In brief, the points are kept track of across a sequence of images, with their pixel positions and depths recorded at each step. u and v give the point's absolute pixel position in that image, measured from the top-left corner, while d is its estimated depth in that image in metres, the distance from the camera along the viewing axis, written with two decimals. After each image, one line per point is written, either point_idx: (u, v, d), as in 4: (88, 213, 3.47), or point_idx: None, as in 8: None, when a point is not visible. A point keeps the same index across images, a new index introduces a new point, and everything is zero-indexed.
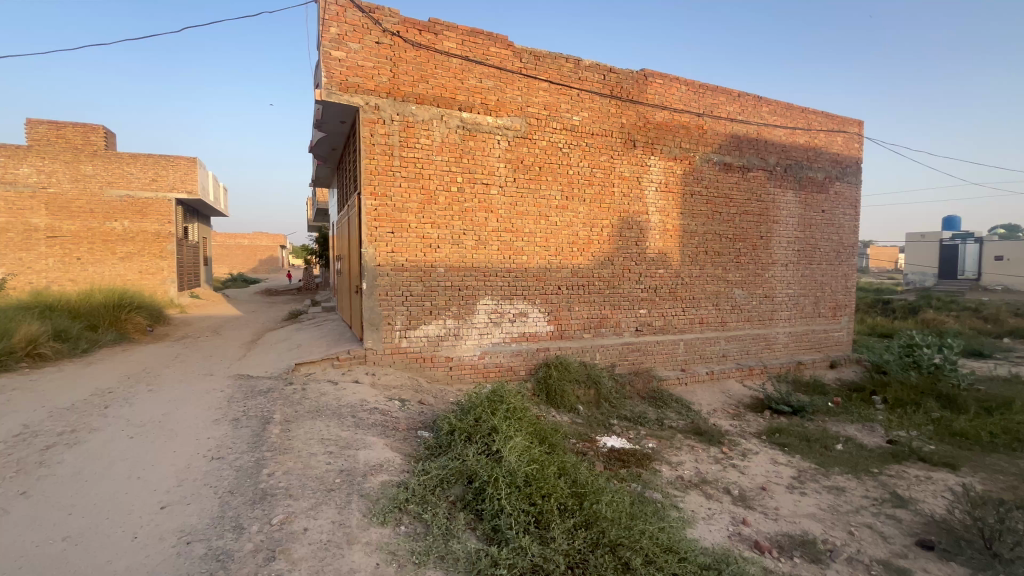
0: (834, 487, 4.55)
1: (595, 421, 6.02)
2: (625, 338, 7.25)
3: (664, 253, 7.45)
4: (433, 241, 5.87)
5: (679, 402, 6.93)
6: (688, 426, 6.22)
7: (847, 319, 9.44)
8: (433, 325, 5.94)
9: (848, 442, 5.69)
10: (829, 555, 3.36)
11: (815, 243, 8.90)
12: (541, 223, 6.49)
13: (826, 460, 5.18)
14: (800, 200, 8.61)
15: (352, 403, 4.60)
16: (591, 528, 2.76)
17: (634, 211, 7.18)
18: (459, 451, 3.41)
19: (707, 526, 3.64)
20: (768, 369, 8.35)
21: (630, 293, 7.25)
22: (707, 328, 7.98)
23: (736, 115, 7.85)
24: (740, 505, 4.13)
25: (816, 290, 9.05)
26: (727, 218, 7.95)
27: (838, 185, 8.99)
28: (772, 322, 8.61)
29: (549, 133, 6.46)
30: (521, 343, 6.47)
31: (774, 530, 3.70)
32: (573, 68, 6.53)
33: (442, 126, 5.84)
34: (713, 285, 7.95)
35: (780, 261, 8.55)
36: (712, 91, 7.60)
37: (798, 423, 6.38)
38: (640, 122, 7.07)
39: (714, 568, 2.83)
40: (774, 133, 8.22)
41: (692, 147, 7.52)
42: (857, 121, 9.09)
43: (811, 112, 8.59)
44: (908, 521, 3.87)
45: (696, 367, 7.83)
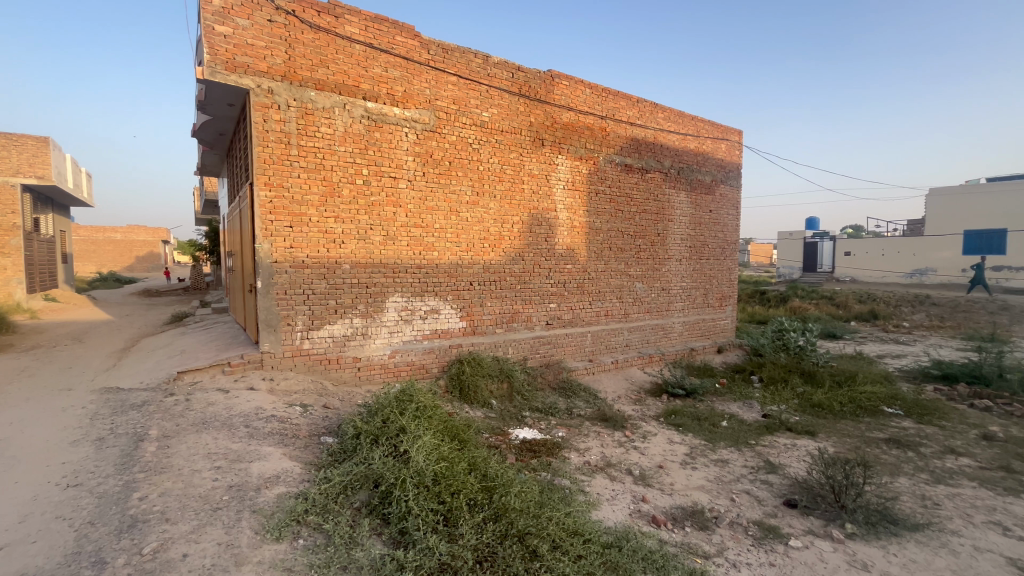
0: (720, 459, 5.05)
1: (507, 414, 6.11)
2: (537, 331, 7.45)
3: (571, 249, 7.75)
4: (337, 236, 5.56)
5: (587, 390, 7.26)
6: (595, 413, 6.55)
7: (730, 308, 10.51)
8: (338, 325, 5.63)
9: (732, 418, 6.35)
10: (714, 521, 3.72)
11: (704, 240, 9.78)
12: (452, 218, 6.44)
13: (714, 436, 5.73)
14: (691, 201, 9.40)
15: (245, 412, 4.22)
16: (500, 520, 2.80)
17: (543, 208, 7.37)
18: (365, 455, 3.27)
19: (610, 507, 3.85)
20: (666, 356, 9.05)
21: (540, 288, 7.45)
22: (612, 320, 8.44)
23: (636, 120, 8.37)
24: (641, 483, 4.43)
25: (705, 283, 9.96)
26: (628, 216, 8.46)
27: (722, 188, 9.94)
28: (668, 313, 9.33)
29: (458, 128, 6.39)
30: (433, 341, 6.38)
31: (669, 504, 4.02)
32: (482, 64, 6.52)
33: (345, 115, 5.54)
34: (617, 279, 8.43)
35: (674, 256, 9.28)
36: (614, 96, 8.02)
37: (691, 404, 6.99)
38: (547, 121, 7.26)
39: (615, 546, 3.01)
40: (668, 138, 8.88)
41: (596, 148, 7.88)
42: (737, 131, 10.10)
43: (699, 120, 9.40)
44: (778, 484, 4.41)
45: (602, 357, 8.26)
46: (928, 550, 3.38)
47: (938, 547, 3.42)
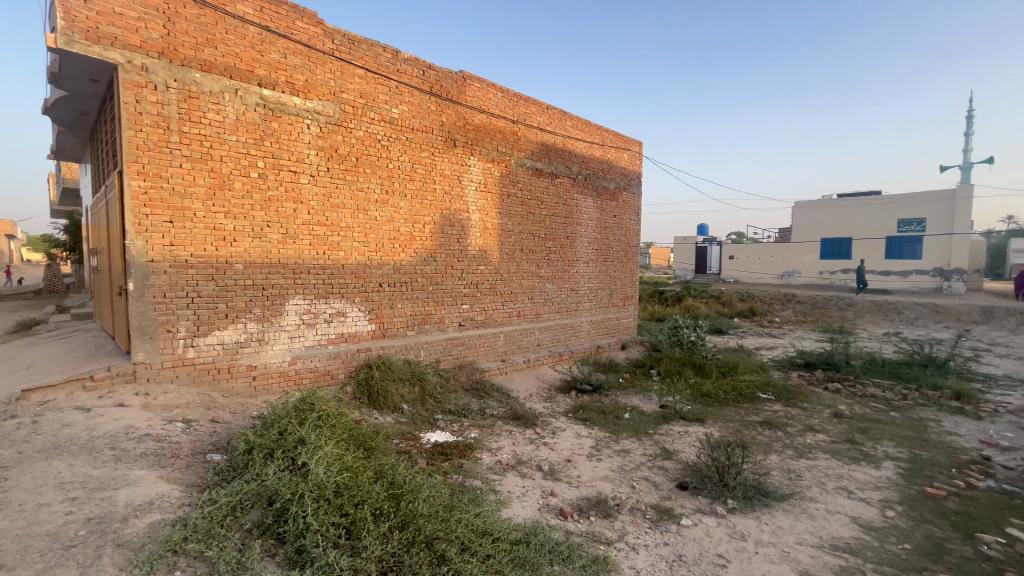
0: (622, 450, 5.37)
1: (419, 418, 5.97)
2: (449, 333, 7.39)
3: (484, 250, 7.80)
4: (227, 233, 5.08)
5: (500, 390, 7.33)
6: (507, 412, 6.63)
7: (632, 307, 11.23)
8: (229, 331, 5.13)
9: (633, 410, 6.78)
10: (616, 508, 3.94)
11: (609, 244, 10.36)
12: (359, 216, 6.17)
13: (618, 428, 6.09)
14: (597, 206, 9.91)
15: (111, 433, 3.68)
16: (406, 528, 2.73)
17: (455, 209, 7.33)
18: (257, 471, 3.01)
19: (519, 504, 3.92)
20: (574, 354, 9.44)
21: (452, 289, 7.39)
22: (524, 320, 8.63)
23: (545, 126, 8.63)
24: (550, 478, 4.57)
25: (610, 283, 10.54)
26: (539, 218, 8.70)
27: (625, 195, 10.60)
28: (577, 312, 9.74)
29: (366, 123, 6.14)
30: (339, 345, 6.06)
31: (576, 496, 4.19)
32: (391, 59, 6.33)
33: (237, 101, 5.08)
34: (529, 280, 8.63)
35: (582, 258, 9.71)
36: (525, 101, 8.20)
37: (597, 399, 7.35)
38: (459, 122, 7.24)
39: (523, 541, 3.07)
40: (576, 145, 9.27)
41: (508, 151, 8.01)
42: (638, 142, 10.83)
43: (604, 130, 9.93)
44: (672, 469, 4.79)
45: (514, 357, 8.41)
46: (792, 517, 3.86)
47: (800, 513, 3.92)
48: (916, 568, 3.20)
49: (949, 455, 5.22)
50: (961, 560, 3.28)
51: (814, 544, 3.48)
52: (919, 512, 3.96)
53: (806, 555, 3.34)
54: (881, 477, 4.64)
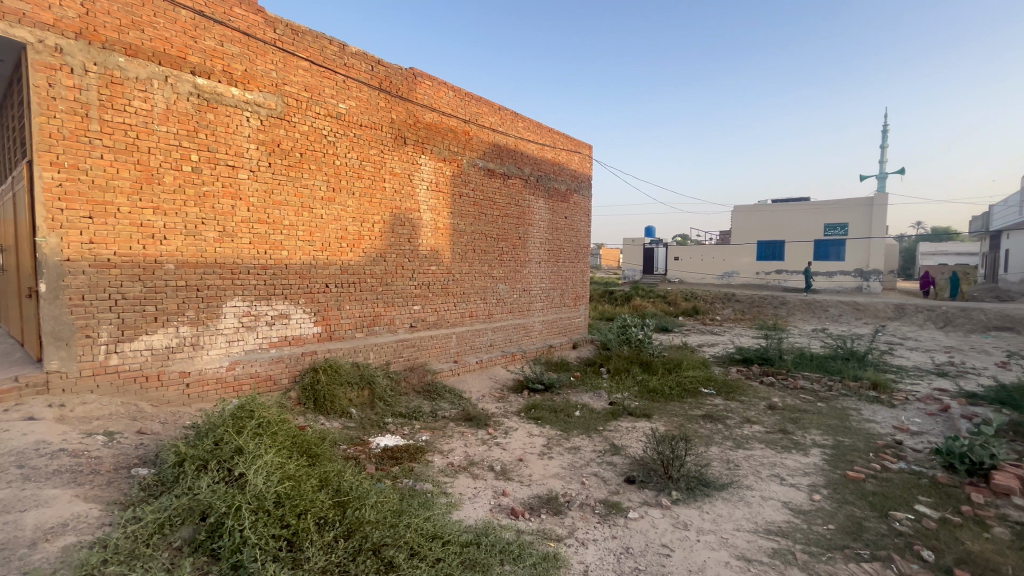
0: (573, 447, 5.46)
1: (368, 422, 5.81)
2: (400, 334, 7.25)
3: (436, 251, 7.71)
4: (156, 230, 4.73)
5: (452, 391, 7.26)
6: (460, 414, 6.58)
7: (583, 307, 11.46)
8: (159, 335, 4.78)
9: (584, 408, 6.92)
10: (566, 505, 4.01)
11: (560, 244, 10.52)
12: (304, 214, 5.93)
13: (568, 425, 6.19)
14: (549, 207, 10.04)
15: (18, 450, 3.33)
16: (352, 536, 2.66)
17: (406, 208, 7.21)
18: (189, 484, 2.83)
19: (471, 505, 3.91)
20: (527, 353, 9.50)
21: (403, 290, 7.26)
22: (477, 320, 8.60)
23: (497, 126, 8.64)
24: (502, 478, 4.57)
25: (562, 284, 10.71)
26: (491, 219, 8.70)
27: (576, 197, 10.81)
28: (529, 312, 9.83)
29: (311, 118, 5.92)
30: (282, 349, 5.79)
31: (527, 495, 4.22)
32: (337, 52, 6.13)
33: (167, 90, 4.74)
34: (481, 281, 8.61)
35: (534, 259, 9.82)
36: (477, 101, 8.17)
37: (549, 398, 7.45)
38: (410, 120, 7.12)
39: (474, 542, 3.06)
40: (528, 146, 9.35)
41: (460, 151, 7.96)
42: (588, 145, 11.06)
43: (555, 133, 10.07)
44: (620, 464, 4.93)
45: (467, 358, 8.36)
46: (731, 505, 4.07)
47: (737, 501, 4.14)
48: (839, 547, 3.46)
49: (867, 440, 5.69)
50: (877, 536, 3.58)
51: (750, 529, 3.68)
52: (842, 494, 4.29)
53: (743, 540, 3.53)
54: (809, 463, 4.99)
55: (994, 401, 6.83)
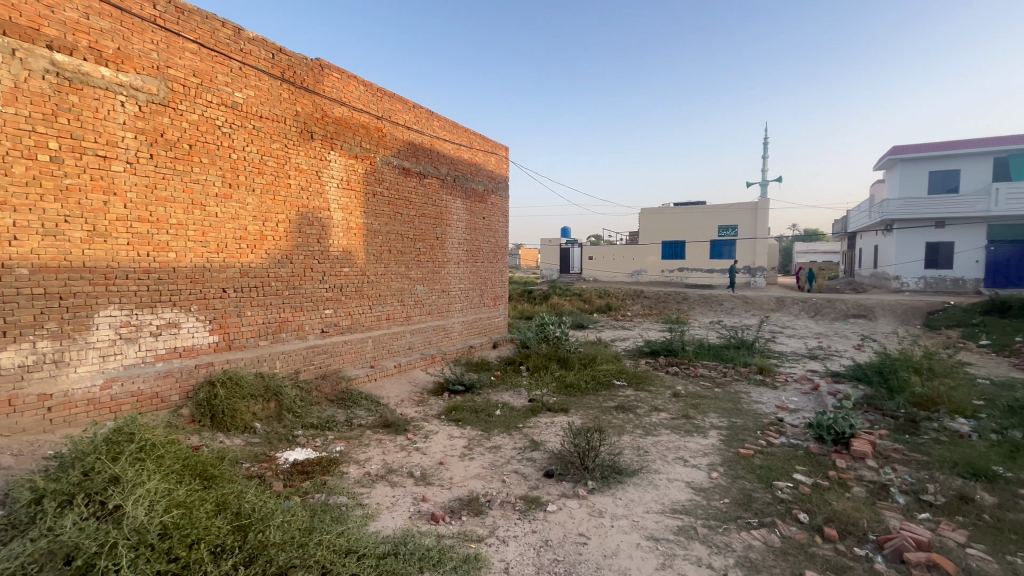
0: (494, 446, 5.50)
1: (275, 436, 5.40)
2: (310, 340, 6.82)
3: (348, 251, 7.37)
4: (3, 230, 4.02)
5: (369, 398, 6.97)
6: (377, 421, 6.34)
7: (503, 307, 11.58)
8: (9, 353, 4.07)
9: (504, 407, 6.99)
10: (487, 504, 4.03)
11: (479, 245, 10.55)
12: (195, 212, 5.37)
13: (489, 425, 6.22)
14: (466, 208, 10.02)
15: None
16: (254, 562, 2.46)
17: (315, 207, 6.81)
18: (51, 524, 2.44)
19: (388, 515, 3.78)
20: (447, 355, 9.40)
21: (313, 294, 6.84)
22: (393, 323, 8.34)
23: (413, 124, 8.44)
24: (422, 483, 4.48)
25: (481, 284, 10.74)
26: (407, 219, 8.49)
27: (493, 198, 10.88)
28: (448, 313, 9.74)
29: (201, 106, 5.37)
30: (171, 362, 5.20)
31: (448, 498, 4.17)
32: (232, 36, 5.62)
33: (14, 65, 4.04)
34: (398, 282, 8.37)
35: (452, 260, 9.74)
36: (390, 97, 7.92)
37: (470, 399, 7.43)
38: (317, 114, 6.72)
39: (392, 553, 2.97)
40: (444, 146, 9.25)
41: (373, 148, 7.68)
42: (504, 147, 11.17)
43: (472, 133, 10.05)
44: (540, 459, 5.05)
45: (384, 362, 8.08)
46: (641, 489, 4.33)
47: (647, 484, 4.42)
48: (733, 518, 3.81)
49: (755, 420, 6.35)
50: (764, 505, 4.01)
51: (658, 510, 3.94)
52: (735, 470, 4.74)
53: (652, 521, 3.78)
54: (707, 444, 5.46)
55: (852, 378, 7.95)
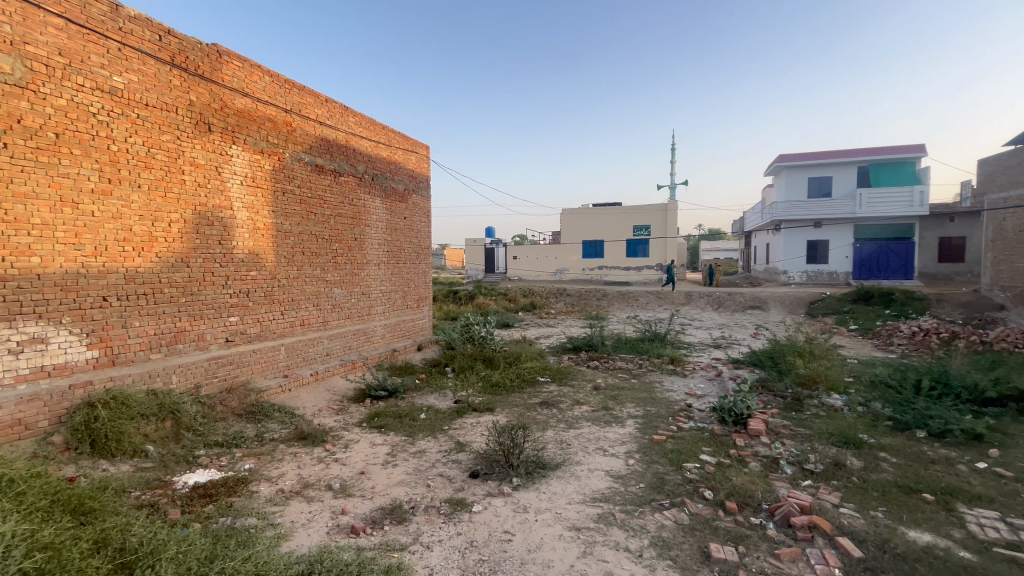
0: (419, 451, 5.39)
1: (171, 458, 4.87)
2: (212, 351, 6.24)
3: (255, 253, 6.84)
4: None
5: (282, 410, 6.51)
6: (292, 433, 5.94)
7: (426, 308, 11.38)
8: None
9: (429, 410, 6.87)
10: (411, 511, 3.93)
11: (400, 246, 10.29)
12: (65, 210, 4.71)
13: (413, 430, 6.09)
14: (386, 207, 9.72)
15: None
16: None
17: (215, 205, 6.26)
18: None
19: (304, 533, 3.56)
20: (368, 360, 9.04)
21: (214, 300, 6.28)
22: (308, 329, 7.88)
23: (326, 119, 8.03)
24: (341, 496, 4.27)
25: (404, 285, 10.47)
26: (321, 219, 8.06)
27: (414, 197, 10.66)
28: (369, 317, 9.39)
29: (70, 90, 4.71)
30: (37, 383, 4.52)
31: (369, 509, 4.02)
32: (109, 13, 4.99)
33: None
34: (312, 286, 7.92)
35: (372, 261, 9.41)
36: (299, 90, 7.47)
37: (393, 404, 7.22)
38: (214, 104, 6.17)
39: (307, 573, 2.81)
40: (360, 143, 8.90)
41: (281, 143, 7.20)
42: (425, 145, 10.96)
43: (391, 131, 9.76)
44: (465, 460, 5.02)
45: (299, 371, 7.61)
46: (564, 481, 4.46)
47: (569, 476, 4.57)
48: (648, 501, 4.05)
49: (668, 407, 6.79)
50: (675, 486, 4.31)
51: (579, 501, 4.09)
52: (649, 456, 5.04)
53: (574, 511, 3.90)
54: (625, 434, 5.75)
55: (749, 364, 8.78)
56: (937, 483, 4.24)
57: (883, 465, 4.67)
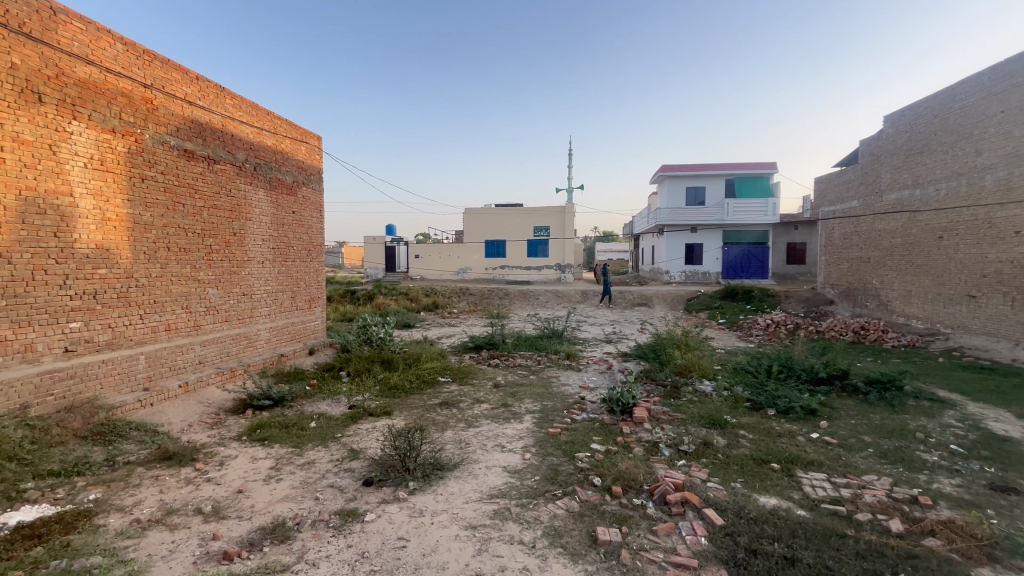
0: (307, 462, 5.03)
1: None
2: (45, 364, 5.25)
3: (105, 249, 5.89)
4: None
5: (141, 428, 5.67)
6: (153, 453, 5.20)
7: (319, 309, 10.68)
8: None
9: (320, 418, 6.45)
10: (296, 528, 3.66)
11: (288, 243, 9.53)
12: None
13: (301, 440, 5.67)
14: (270, 200, 8.93)
15: None
16: None
17: (49, 191, 5.27)
18: None
19: (163, 567, 3.14)
20: (250, 368, 8.22)
21: (48, 303, 5.29)
22: (176, 335, 6.97)
23: (196, 99, 7.16)
24: (212, 519, 3.84)
25: (292, 285, 9.72)
26: (192, 211, 7.17)
27: (304, 190, 9.95)
28: (251, 320, 8.56)
29: None
30: None
31: (246, 530, 3.66)
32: None
33: None
34: (180, 286, 7.01)
35: (254, 258, 8.59)
36: (162, 63, 6.58)
37: (280, 414, 6.67)
38: (47, 70, 5.19)
39: None
40: (240, 128, 8.07)
41: (139, 123, 6.27)
42: (316, 136, 10.27)
43: (277, 118, 8.98)
44: (358, 468, 4.80)
45: (164, 383, 6.69)
46: (461, 481, 4.46)
47: (467, 475, 4.57)
48: (542, 493, 4.19)
49: (563, 401, 7.10)
50: (567, 476, 4.51)
51: (476, 499, 4.10)
52: (545, 448, 5.22)
53: (470, 510, 3.91)
54: (522, 429, 5.90)
55: (635, 356, 9.50)
56: (781, 453, 4.95)
57: (742, 442, 5.33)
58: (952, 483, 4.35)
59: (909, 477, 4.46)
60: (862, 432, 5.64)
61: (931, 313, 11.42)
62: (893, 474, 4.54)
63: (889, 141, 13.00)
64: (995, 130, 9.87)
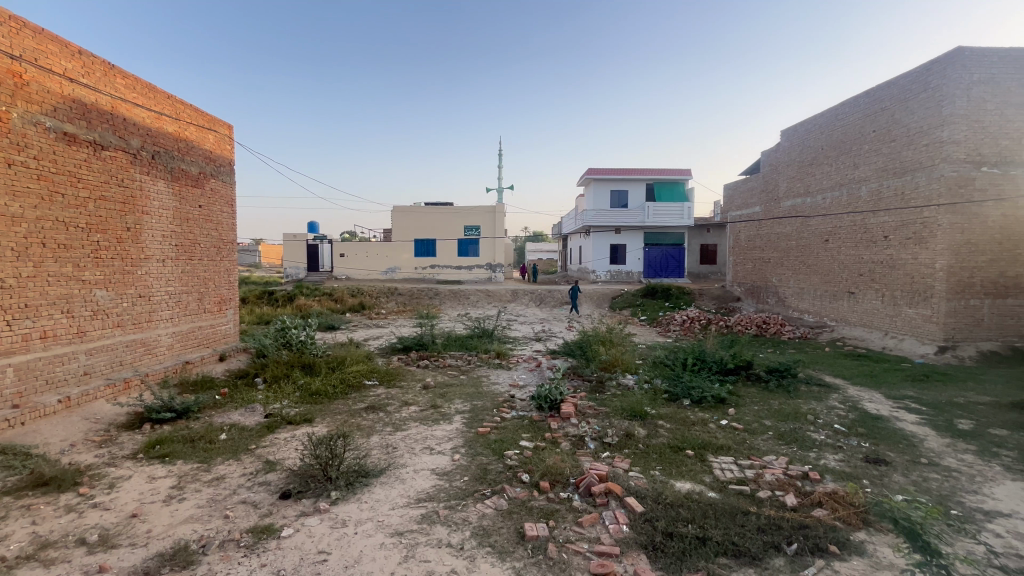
0: (216, 478, 4.63)
1: None
2: None
3: None
4: None
5: (8, 452, 4.90)
6: (25, 479, 4.52)
7: (231, 312, 9.88)
8: None
9: (231, 429, 5.95)
10: (201, 551, 3.34)
11: (193, 239, 8.72)
12: None
13: (209, 454, 5.21)
14: (172, 192, 8.11)
15: None
16: None
17: None
18: None
19: None
20: (148, 378, 7.40)
21: None
22: (54, 344, 6.13)
23: (79, 77, 6.34)
24: (100, 549, 3.41)
25: (199, 287, 8.91)
26: (74, 202, 6.33)
27: (212, 183, 9.16)
28: (149, 325, 7.74)
29: None
30: None
31: (141, 559, 3.29)
32: None
33: None
34: (59, 287, 6.16)
35: (153, 257, 7.76)
36: (35, 32, 5.74)
37: (184, 426, 6.09)
38: None
39: None
40: (134, 112, 7.25)
41: (4, 100, 5.43)
42: (226, 124, 9.49)
43: (179, 102, 8.19)
44: (275, 481, 4.49)
45: (39, 399, 5.83)
46: (387, 487, 4.32)
47: (394, 481, 4.44)
48: (471, 493, 4.17)
49: (493, 400, 7.11)
50: (496, 474, 4.52)
51: (403, 504, 3.99)
52: (474, 449, 5.20)
53: (396, 516, 3.80)
54: (452, 430, 5.84)
55: (563, 353, 9.75)
56: (695, 440, 5.30)
57: (660, 431, 5.65)
58: (836, 458, 4.90)
59: (801, 455, 4.96)
60: (763, 417, 6.20)
61: (820, 308, 12.82)
62: (789, 453, 5.03)
63: (786, 154, 14.40)
64: (868, 147, 11.29)
